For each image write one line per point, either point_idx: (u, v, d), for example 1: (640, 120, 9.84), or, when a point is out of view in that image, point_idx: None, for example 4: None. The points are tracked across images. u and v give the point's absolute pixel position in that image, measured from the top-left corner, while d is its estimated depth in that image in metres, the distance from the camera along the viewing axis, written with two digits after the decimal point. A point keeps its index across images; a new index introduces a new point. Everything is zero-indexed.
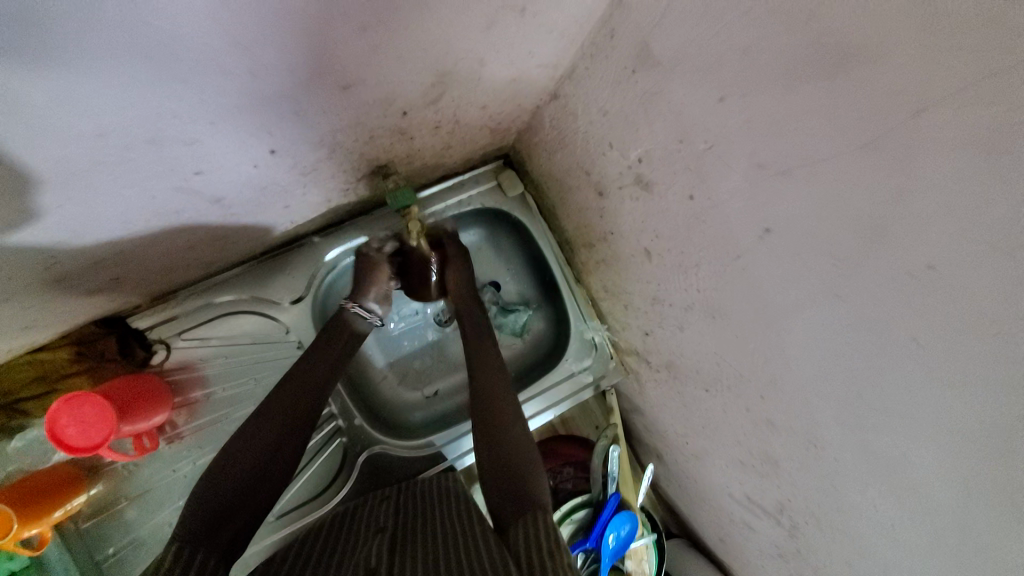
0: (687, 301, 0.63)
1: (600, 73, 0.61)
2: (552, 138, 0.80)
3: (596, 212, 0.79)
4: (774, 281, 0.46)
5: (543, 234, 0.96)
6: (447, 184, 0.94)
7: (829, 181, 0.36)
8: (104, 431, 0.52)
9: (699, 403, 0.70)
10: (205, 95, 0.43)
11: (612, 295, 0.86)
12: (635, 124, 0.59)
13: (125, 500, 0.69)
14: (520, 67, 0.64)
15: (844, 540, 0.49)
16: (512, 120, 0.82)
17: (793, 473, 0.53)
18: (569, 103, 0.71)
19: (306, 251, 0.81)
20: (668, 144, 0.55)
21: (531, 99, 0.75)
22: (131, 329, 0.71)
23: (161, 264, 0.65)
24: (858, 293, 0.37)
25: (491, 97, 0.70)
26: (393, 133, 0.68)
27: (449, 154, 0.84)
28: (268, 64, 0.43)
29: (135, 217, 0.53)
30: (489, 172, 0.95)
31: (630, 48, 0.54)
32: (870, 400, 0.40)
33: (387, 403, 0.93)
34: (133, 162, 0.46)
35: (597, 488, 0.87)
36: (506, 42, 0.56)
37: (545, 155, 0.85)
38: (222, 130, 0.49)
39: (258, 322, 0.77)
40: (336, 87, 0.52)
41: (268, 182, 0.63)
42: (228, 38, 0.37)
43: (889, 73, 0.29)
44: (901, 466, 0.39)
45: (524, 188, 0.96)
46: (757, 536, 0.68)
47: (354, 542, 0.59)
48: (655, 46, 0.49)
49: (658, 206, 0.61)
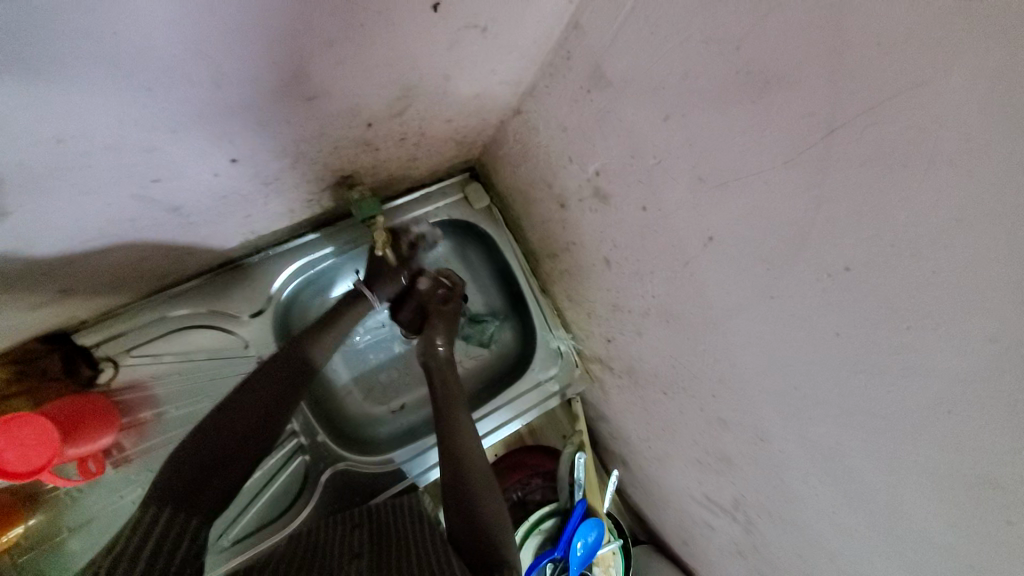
0: (644, 308, 0.68)
1: (558, 90, 0.66)
2: (515, 152, 0.85)
3: (558, 222, 0.83)
4: (720, 290, 0.49)
5: (509, 245, 1.00)
6: (415, 195, 0.96)
7: None
8: (48, 455, 0.43)
9: (659, 404, 0.74)
10: (168, 105, 0.42)
11: (575, 304, 0.90)
12: (592, 139, 0.64)
13: (66, 531, 0.61)
14: (484, 83, 0.68)
15: (791, 532, 0.55)
16: (477, 134, 0.86)
17: (746, 469, 0.59)
18: (531, 119, 0.75)
19: (267, 263, 0.79)
20: (621, 158, 0.60)
21: (495, 113, 0.79)
22: (75, 345, 0.66)
23: (110, 276, 0.62)
24: (794, 296, 0.39)
25: (457, 111, 0.73)
26: (359, 144, 0.69)
27: (416, 165, 0.86)
28: (235, 74, 0.43)
29: (86, 228, 0.51)
30: (456, 184, 0.99)
31: (585, 68, 0.59)
32: (807, 395, 0.42)
33: (352, 418, 0.92)
34: (91, 169, 0.44)
35: (564, 496, 0.91)
36: (470, 60, 0.60)
37: (510, 168, 0.89)
38: (184, 139, 0.48)
39: (214, 337, 0.74)
40: (301, 100, 0.53)
41: (229, 192, 0.62)
42: (195, 51, 0.37)
43: None
44: (835, 457, 0.42)
45: (489, 200, 1.00)
46: (716, 534, 0.73)
47: (325, 562, 0.57)
48: (607, 67, 0.54)
49: (616, 217, 0.66)
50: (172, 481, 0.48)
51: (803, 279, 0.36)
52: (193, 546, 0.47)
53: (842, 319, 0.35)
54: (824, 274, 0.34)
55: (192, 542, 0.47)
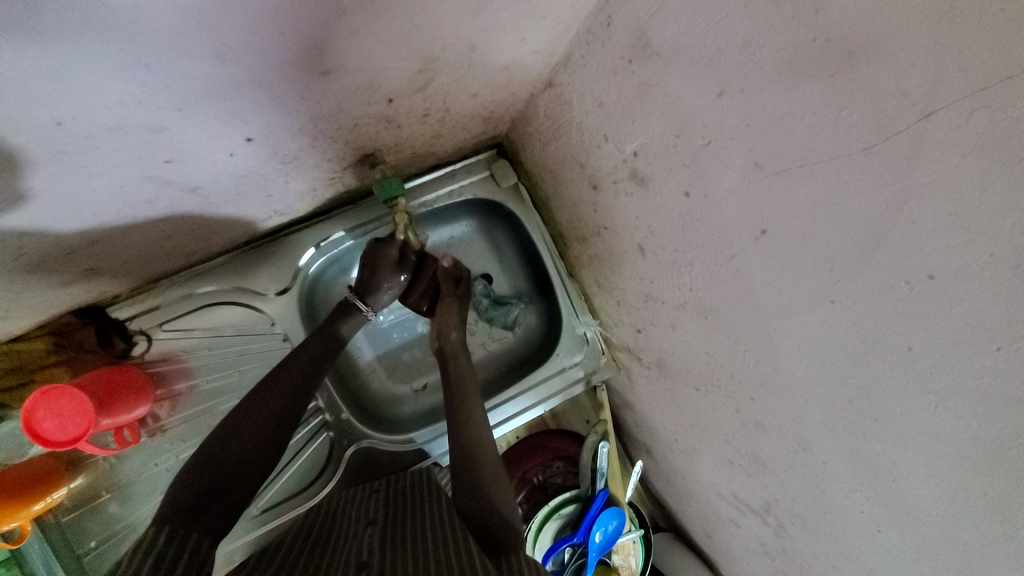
0: (679, 300, 0.60)
1: (595, 62, 0.57)
2: (546, 128, 0.76)
3: (589, 205, 0.75)
4: (769, 286, 0.44)
5: (536, 226, 0.92)
6: (439, 173, 0.89)
7: (828, 183, 0.34)
8: (82, 425, 0.51)
9: (689, 400, 0.67)
10: (168, 82, 0.38)
11: (604, 291, 0.83)
12: (631, 118, 0.55)
13: (106, 493, 0.67)
14: (513, 54, 0.59)
15: (830, 543, 0.48)
16: (505, 109, 0.78)
17: (780, 473, 0.52)
18: (564, 92, 0.66)
19: (292, 241, 0.77)
20: (664, 139, 0.51)
21: (525, 86, 0.70)
22: (112, 319, 0.68)
23: (138, 255, 0.61)
24: (855, 299, 0.35)
25: (483, 85, 0.65)
26: (380, 121, 0.63)
27: (439, 143, 0.79)
28: (238, 47, 0.38)
29: (106, 208, 0.49)
30: (482, 162, 0.91)
31: (626, 37, 0.50)
32: (861, 406, 0.38)
33: (375, 398, 0.89)
34: (97, 152, 0.41)
35: (586, 486, 0.85)
36: (499, 28, 0.52)
37: (540, 145, 0.81)
38: (191, 119, 0.44)
39: (242, 314, 0.74)
40: (312, 74, 0.47)
41: (246, 171, 0.58)
42: (191, 20, 0.33)
43: (896, 71, 0.28)
44: (889, 474, 0.37)
45: (517, 178, 0.92)
46: (742, 533, 0.67)
47: (341, 535, 0.54)
48: (652, 34, 0.46)
49: (653, 202, 0.58)
50: (176, 503, 0.45)
51: (866, 281, 0.34)
52: (198, 560, 0.41)
53: (909, 326, 0.32)
54: (896, 275, 0.32)
55: (197, 556, 0.41)
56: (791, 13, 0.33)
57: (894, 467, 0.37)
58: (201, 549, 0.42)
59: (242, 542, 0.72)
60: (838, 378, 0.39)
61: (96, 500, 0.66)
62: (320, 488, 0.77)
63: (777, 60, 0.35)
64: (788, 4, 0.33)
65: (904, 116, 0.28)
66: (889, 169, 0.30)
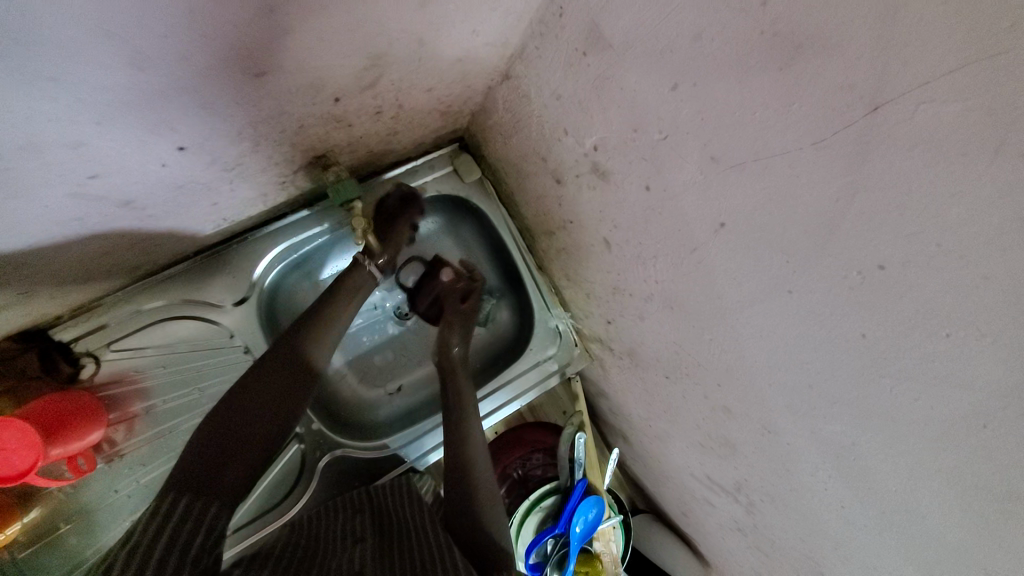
0: (646, 293, 0.59)
1: (549, 54, 0.54)
2: (506, 122, 0.73)
3: (553, 199, 0.73)
4: (730, 278, 0.43)
5: (501, 219, 0.89)
6: (399, 171, 0.85)
7: (781, 176, 0.33)
8: (29, 457, 0.49)
9: (660, 388, 0.67)
10: (84, 96, 0.35)
11: (573, 282, 0.82)
12: (588, 111, 0.53)
13: (66, 524, 0.63)
14: (466, 47, 0.56)
15: (799, 519, 0.48)
16: (463, 103, 0.74)
17: (749, 455, 0.52)
18: (521, 85, 0.63)
19: (248, 247, 0.71)
20: (622, 132, 0.49)
21: (482, 79, 0.67)
22: (54, 342, 0.62)
23: (70, 276, 0.56)
24: (811, 289, 0.34)
25: (437, 80, 0.62)
26: (327, 121, 0.59)
27: (397, 139, 0.75)
28: (154, 51, 0.34)
29: (31, 228, 0.45)
30: (444, 157, 0.88)
31: (579, 30, 0.48)
32: (821, 390, 0.38)
33: (347, 405, 0.86)
34: (8, 172, 0.37)
35: (564, 476, 0.85)
36: (448, 20, 0.49)
37: (501, 138, 0.78)
38: (115, 129, 0.40)
39: (197, 328, 0.68)
40: (244, 76, 0.43)
41: (184, 181, 0.53)
42: (93, 26, 0.29)
43: (839, 65, 0.26)
44: (849, 453, 0.37)
45: (481, 172, 0.89)
46: (715, 510, 0.68)
47: (316, 550, 0.51)
48: (605, 27, 0.44)
49: (615, 196, 0.56)
50: (189, 472, 0.43)
51: (822, 273, 0.33)
52: (214, 538, 0.40)
53: (863, 311, 0.31)
54: (849, 265, 0.31)
55: (213, 530, 0.40)
56: (739, 6, 0.31)
57: (855, 445, 0.36)
58: (215, 528, 0.41)
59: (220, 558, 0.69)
60: (797, 365, 0.39)
61: (54, 532, 0.62)
62: (293, 502, 0.73)
63: (727, 54, 0.33)
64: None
65: (852, 110, 0.27)
66: (838, 162, 0.29)
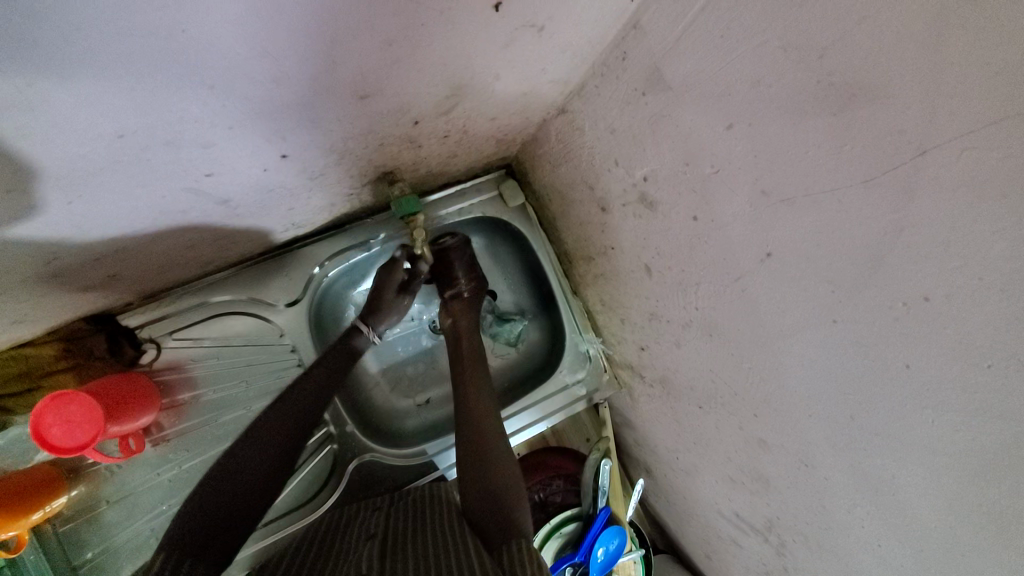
0: (685, 319, 0.64)
1: (607, 93, 0.62)
2: (557, 151, 0.82)
3: (598, 225, 0.80)
4: (774, 306, 0.44)
5: (543, 244, 0.98)
6: (448, 192, 0.94)
7: (834, 211, 0.35)
8: (91, 432, 0.45)
9: (692, 418, 0.71)
10: (228, 102, 0.40)
11: (609, 309, 0.88)
12: (644, 143, 0.59)
13: (106, 502, 0.63)
14: (532, 82, 0.64)
15: (832, 560, 0.51)
16: (518, 132, 0.84)
17: (783, 490, 0.55)
18: (577, 118, 0.72)
19: (306, 252, 0.76)
20: (674, 165, 0.55)
21: (538, 112, 0.76)
22: (122, 327, 0.67)
23: (155, 265, 0.60)
24: (857, 318, 0.36)
25: (501, 110, 0.71)
26: (403, 141, 0.66)
27: (455, 161, 0.84)
28: (290, 74, 0.40)
29: (140, 216, 0.49)
30: (491, 181, 0.97)
31: (641, 72, 0.55)
32: (864, 423, 0.39)
33: (379, 411, 0.92)
34: (146, 164, 0.42)
35: (587, 503, 0.89)
36: (523, 59, 0.57)
37: (549, 168, 0.87)
38: (238, 135, 0.46)
39: (252, 324, 0.73)
40: (352, 98, 0.50)
41: (273, 185, 0.59)
42: (257, 48, 0.35)
43: (895, 114, 0.28)
44: (886, 489, 0.39)
45: (524, 198, 0.98)
46: (743, 552, 0.72)
47: (344, 551, 0.56)
48: (667, 71, 0.50)
49: (661, 226, 0.63)
50: (183, 535, 0.44)
51: (869, 306, 0.35)
52: None
53: (907, 345, 0.33)
54: (894, 296, 0.33)
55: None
56: (795, 56, 0.33)
57: (895, 479, 0.38)
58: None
59: (253, 548, 0.76)
60: (841, 397, 0.41)
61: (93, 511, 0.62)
62: (322, 501, 0.79)
63: (785, 97, 0.35)
64: (793, 50, 0.33)
65: (902, 152, 0.29)
66: (886, 200, 0.31)
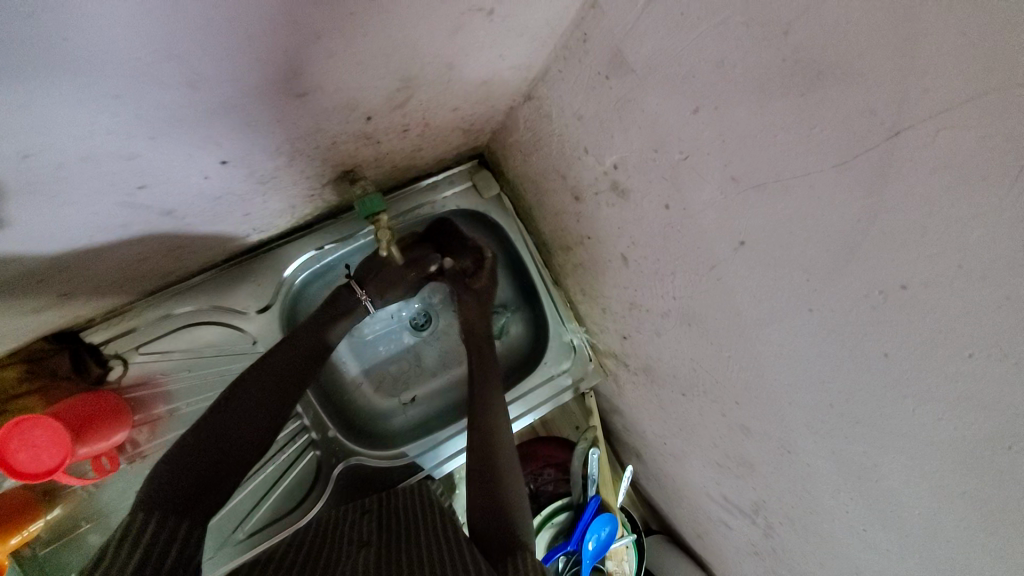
0: (664, 309, 0.63)
1: (574, 75, 0.60)
2: (527, 139, 0.80)
3: (572, 216, 0.79)
4: (752, 297, 0.45)
5: (521, 235, 0.97)
6: (420, 185, 0.93)
7: (803, 197, 0.36)
8: (58, 456, 0.48)
9: (677, 405, 0.71)
10: (141, 110, 0.39)
11: (590, 299, 0.87)
12: (611, 131, 0.58)
13: (86, 524, 0.65)
14: (491, 69, 0.62)
15: (820, 543, 0.51)
16: (485, 121, 0.81)
17: (768, 475, 0.55)
18: (543, 105, 0.70)
19: (272, 257, 0.81)
20: (643, 152, 0.54)
21: (503, 100, 0.74)
22: (84, 343, 0.71)
23: (112, 275, 0.63)
24: (834, 308, 0.37)
25: (462, 99, 0.69)
26: (358, 138, 0.67)
27: (420, 155, 0.83)
28: (208, 75, 0.40)
29: (79, 232, 0.50)
30: (464, 172, 0.95)
31: (603, 55, 0.53)
32: (852, 415, 0.39)
33: (363, 412, 0.96)
34: (70, 181, 0.43)
35: (576, 493, 0.90)
36: (476, 46, 0.55)
37: (520, 156, 0.85)
38: (163, 144, 0.46)
39: (221, 333, 0.78)
40: (289, 96, 0.49)
41: (221, 192, 0.61)
42: (162, 52, 0.34)
43: (860, 94, 0.29)
44: (873, 477, 0.40)
45: (500, 188, 0.96)
46: (733, 534, 0.72)
47: (338, 557, 0.58)
48: (627, 52, 0.49)
49: (635, 214, 0.61)
50: (162, 492, 0.50)
51: (841, 290, 0.36)
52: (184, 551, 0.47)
53: (884, 334, 0.34)
54: (871, 286, 0.33)
55: (184, 550, 0.47)
56: (758, 35, 0.34)
57: (878, 467, 0.39)
58: (187, 542, 0.48)
59: (227, 566, 0.76)
60: (820, 383, 0.41)
61: (76, 531, 0.64)
62: (310, 505, 0.83)
63: (747, 81, 0.37)
64: (758, 26, 0.34)
65: (874, 133, 0.29)
66: (859, 183, 0.31)
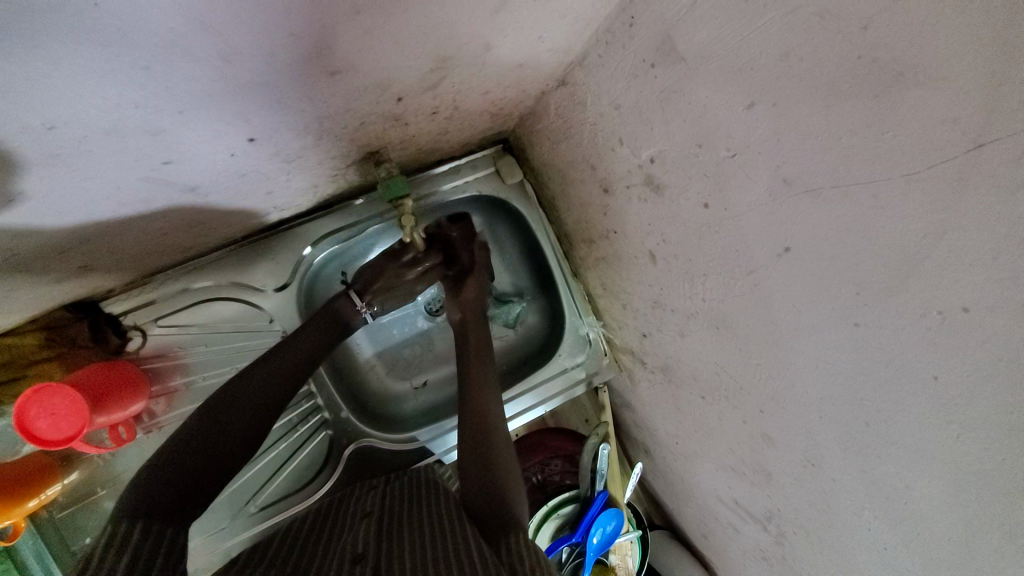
0: (690, 309, 0.64)
1: (614, 61, 0.58)
2: (557, 126, 0.78)
3: (599, 208, 0.77)
4: (789, 305, 0.47)
5: (541, 224, 0.94)
6: (442, 168, 0.90)
7: (864, 203, 0.37)
8: (77, 424, 0.56)
9: (694, 407, 0.72)
10: (167, 85, 0.40)
11: (610, 294, 0.86)
12: (650, 123, 0.58)
13: (101, 490, 0.73)
14: (528, 52, 0.61)
15: (831, 553, 0.54)
16: (515, 105, 0.79)
17: (786, 484, 0.57)
18: (578, 92, 0.68)
19: (291, 236, 0.82)
20: (685, 147, 0.54)
21: (537, 85, 0.72)
22: (105, 314, 0.74)
23: (135, 248, 0.65)
24: (881, 323, 0.39)
25: (495, 83, 0.67)
26: (387, 119, 0.66)
27: (446, 138, 0.81)
28: (240, 48, 0.39)
29: (99, 207, 0.51)
30: (487, 157, 0.92)
31: (650, 39, 0.52)
32: (878, 430, 0.42)
33: (376, 394, 0.94)
34: (92, 155, 0.43)
35: (585, 486, 0.87)
36: (515, 26, 0.54)
37: (549, 144, 0.83)
38: (190, 120, 0.46)
39: (239, 309, 0.80)
40: (320, 74, 0.48)
41: (247, 170, 0.61)
42: (195, 23, 0.34)
43: (947, 101, 0.30)
44: (903, 496, 0.42)
45: (523, 175, 0.93)
46: (741, 538, 0.73)
47: (341, 529, 0.59)
48: (679, 39, 0.49)
49: (668, 210, 0.61)
50: (149, 500, 0.49)
51: (894, 309, 0.37)
52: (173, 555, 0.47)
53: (942, 353, 0.35)
54: (928, 305, 0.35)
55: (169, 554, 0.46)
56: (834, 28, 0.35)
57: (909, 489, 0.41)
58: (174, 545, 0.47)
59: (239, 541, 0.78)
60: (857, 400, 0.44)
61: (91, 496, 0.72)
62: (316, 488, 0.83)
63: (818, 75, 0.37)
64: (834, 19, 0.35)
65: (955, 144, 0.30)
66: (929, 196, 0.32)
